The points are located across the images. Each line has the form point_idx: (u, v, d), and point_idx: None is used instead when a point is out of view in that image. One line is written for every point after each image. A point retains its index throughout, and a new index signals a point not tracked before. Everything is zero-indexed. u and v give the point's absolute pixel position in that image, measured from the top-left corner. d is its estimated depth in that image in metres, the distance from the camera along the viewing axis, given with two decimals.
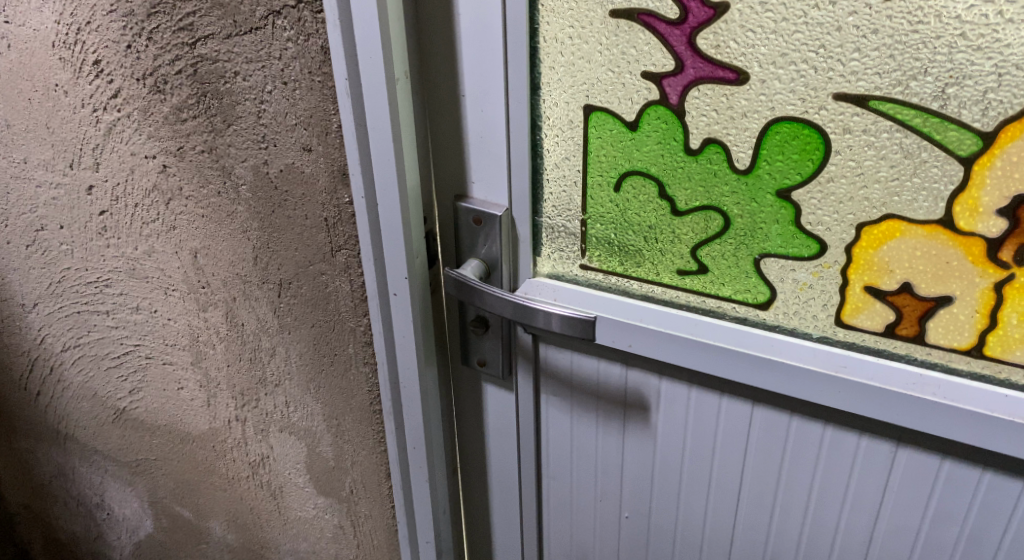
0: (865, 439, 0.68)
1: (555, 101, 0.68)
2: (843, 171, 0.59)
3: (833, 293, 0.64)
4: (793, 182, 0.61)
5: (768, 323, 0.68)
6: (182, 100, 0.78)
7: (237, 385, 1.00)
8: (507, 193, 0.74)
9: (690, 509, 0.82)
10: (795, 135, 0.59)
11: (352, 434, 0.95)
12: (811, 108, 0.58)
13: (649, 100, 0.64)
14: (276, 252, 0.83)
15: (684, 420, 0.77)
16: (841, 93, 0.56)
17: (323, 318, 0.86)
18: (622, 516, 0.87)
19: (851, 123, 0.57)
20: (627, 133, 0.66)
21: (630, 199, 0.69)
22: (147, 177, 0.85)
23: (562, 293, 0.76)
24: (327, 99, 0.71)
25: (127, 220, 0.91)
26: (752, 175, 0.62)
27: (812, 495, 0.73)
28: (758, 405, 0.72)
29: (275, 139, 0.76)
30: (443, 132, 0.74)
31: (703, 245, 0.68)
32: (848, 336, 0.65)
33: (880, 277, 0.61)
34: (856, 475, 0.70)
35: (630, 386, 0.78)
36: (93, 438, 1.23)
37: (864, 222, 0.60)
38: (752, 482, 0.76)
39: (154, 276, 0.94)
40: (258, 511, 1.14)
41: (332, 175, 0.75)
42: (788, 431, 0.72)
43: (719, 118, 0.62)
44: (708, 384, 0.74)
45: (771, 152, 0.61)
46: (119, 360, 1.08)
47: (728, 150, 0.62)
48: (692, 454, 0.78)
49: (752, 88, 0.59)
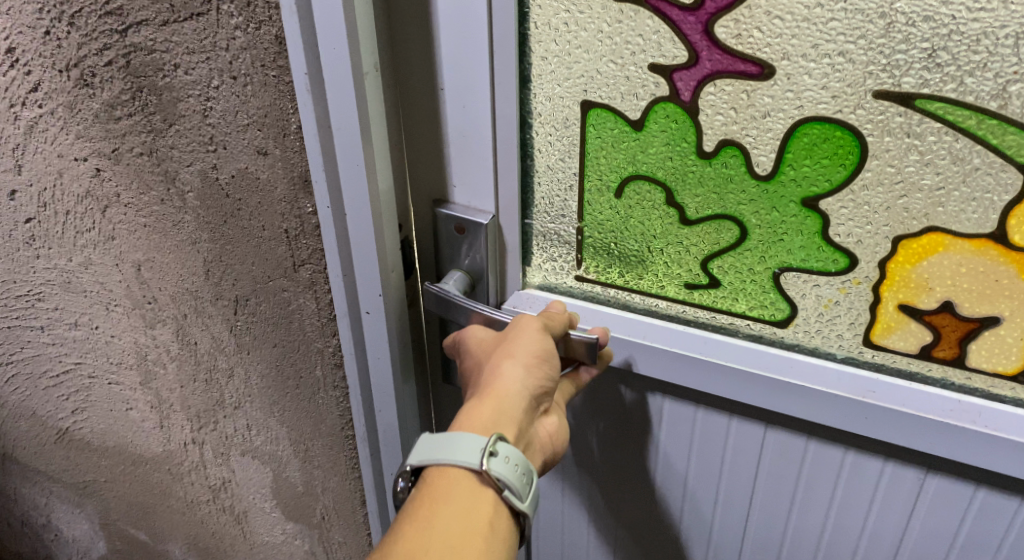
0: (890, 465, 0.62)
1: (548, 95, 0.60)
2: (880, 177, 0.52)
3: (861, 311, 0.57)
4: (820, 190, 0.54)
5: (786, 341, 0.62)
6: (114, 95, 0.67)
7: (192, 407, 0.91)
8: (493, 198, 0.65)
9: (693, 531, 0.76)
10: (826, 137, 0.52)
11: (322, 459, 0.87)
12: (846, 107, 0.51)
13: (656, 96, 0.56)
14: (231, 266, 0.74)
15: (688, 441, 0.70)
16: (882, 91, 0.49)
17: (287, 337, 0.77)
18: (618, 537, 0.81)
19: (892, 125, 0.50)
20: (631, 133, 0.58)
21: (633, 206, 0.62)
22: (79, 182, 0.75)
23: None
24: (285, 96, 0.62)
25: (57, 229, 0.80)
26: (774, 181, 0.55)
27: (828, 520, 0.67)
28: (772, 427, 0.65)
29: (224, 140, 0.66)
30: (418, 132, 0.65)
31: (715, 257, 0.61)
32: (877, 358, 0.59)
33: (917, 295, 0.55)
34: (878, 503, 0.64)
35: (628, 405, 0.71)
36: (35, 458, 1.12)
37: (902, 235, 0.53)
38: (761, 508, 0.70)
39: (92, 290, 0.84)
40: (221, 535, 1.06)
41: (292, 182, 0.66)
42: (804, 455, 0.65)
43: (738, 117, 0.54)
44: (717, 404, 0.66)
45: (797, 157, 0.54)
46: (59, 379, 0.98)
47: (748, 153, 0.55)
48: (696, 476, 0.72)
49: (777, 84, 0.52)
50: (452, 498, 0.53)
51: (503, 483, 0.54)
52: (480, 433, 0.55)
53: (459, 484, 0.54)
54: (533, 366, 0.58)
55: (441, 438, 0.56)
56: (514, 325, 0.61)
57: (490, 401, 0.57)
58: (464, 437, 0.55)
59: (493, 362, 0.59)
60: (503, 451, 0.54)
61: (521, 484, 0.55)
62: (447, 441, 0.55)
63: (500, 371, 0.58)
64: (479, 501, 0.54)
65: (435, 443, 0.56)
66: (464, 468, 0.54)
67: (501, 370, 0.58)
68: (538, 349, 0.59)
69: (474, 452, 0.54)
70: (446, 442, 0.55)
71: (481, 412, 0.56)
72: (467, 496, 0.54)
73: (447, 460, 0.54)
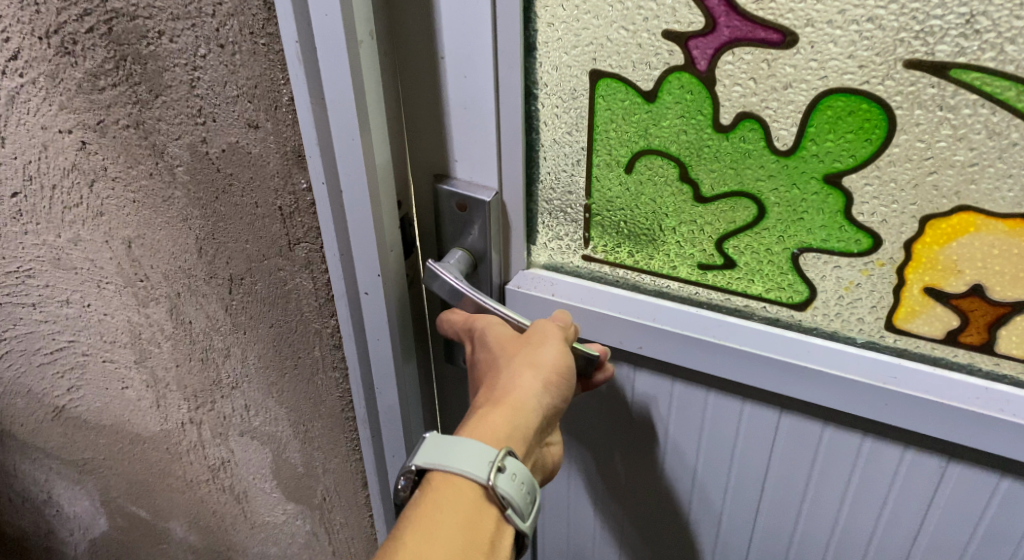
0: (910, 452, 0.59)
1: (555, 64, 0.56)
2: (908, 153, 0.49)
3: (884, 294, 0.55)
4: (844, 166, 0.51)
5: (803, 324, 0.59)
6: (97, 64, 0.64)
7: (188, 387, 0.89)
8: (497, 174, 0.62)
9: (702, 516, 0.73)
10: (851, 110, 0.49)
11: (322, 440, 0.85)
12: (874, 77, 0.47)
13: (670, 66, 0.52)
14: (224, 244, 0.71)
15: (698, 427, 0.68)
16: (914, 60, 0.46)
17: (284, 318, 0.74)
18: (625, 521, 0.79)
19: (924, 96, 0.47)
20: (643, 105, 0.55)
21: (645, 182, 0.59)
22: (64, 155, 0.71)
23: (560, 287, 0.65)
24: (275, 66, 0.58)
25: (44, 204, 0.77)
26: (794, 157, 0.52)
27: (843, 507, 0.65)
28: (786, 411, 0.63)
29: (212, 112, 0.62)
30: (416, 104, 0.62)
31: (730, 236, 0.58)
32: (900, 342, 0.56)
33: (945, 278, 0.52)
34: (896, 490, 0.62)
35: (638, 388, 0.68)
36: (33, 435, 1.11)
37: (930, 215, 0.50)
38: (772, 494, 0.68)
39: (83, 267, 0.81)
40: (221, 514, 1.05)
41: (285, 157, 0.63)
42: (819, 441, 0.63)
43: (756, 89, 0.51)
44: (729, 388, 0.64)
45: (820, 131, 0.50)
46: (53, 356, 0.95)
47: (767, 127, 0.52)
48: (706, 461, 0.69)
49: (800, 53, 0.48)
50: (456, 508, 0.52)
51: (507, 500, 0.53)
52: (492, 445, 0.54)
53: (464, 495, 0.53)
54: (554, 383, 0.56)
55: (450, 444, 0.54)
56: (535, 333, 0.59)
57: (504, 412, 0.55)
58: (475, 447, 0.53)
59: (512, 367, 0.57)
60: (511, 466, 0.53)
61: (524, 503, 0.54)
62: (453, 448, 0.54)
63: (518, 381, 0.56)
64: (483, 514, 0.52)
65: (441, 448, 0.54)
66: (469, 479, 0.53)
67: (521, 381, 0.56)
68: (561, 366, 0.57)
69: (482, 464, 0.53)
70: (455, 450, 0.54)
71: (495, 425, 0.54)
72: (471, 508, 0.52)
73: (453, 469, 0.53)
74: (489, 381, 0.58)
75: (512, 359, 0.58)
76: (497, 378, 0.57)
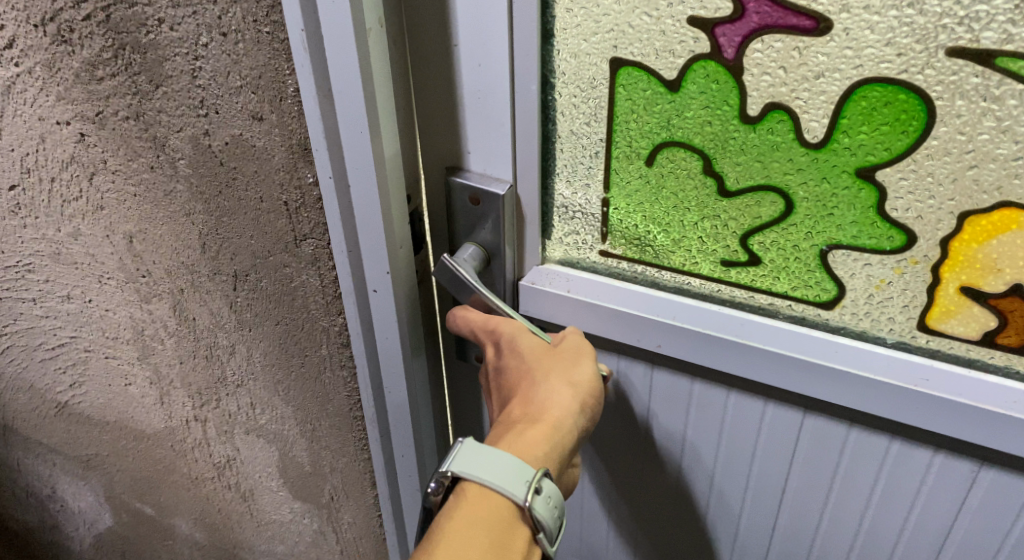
0: (940, 455, 0.57)
1: (573, 52, 0.54)
2: (948, 146, 0.46)
3: (917, 293, 0.52)
4: (878, 159, 0.48)
5: (831, 324, 0.57)
6: (95, 53, 0.61)
7: (193, 384, 0.87)
8: (512, 166, 0.59)
9: (721, 519, 0.71)
10: (888, 100, 0.46)
11: (330, 440, 0.83)
12: (913, 66, 0.45)
13: (695, 54, 0.50)
14: (228, 240, 0.69)
15: (718, 428, 0.66)
16: (958, 47, 0.43)
17: (290, 315, 0.72)
18: (640, 522, 0.77)
19: (967, 86, 0.44)
20: (666, 95, 0.52)
21: (666, 175, 0.56)
22: (63, 148, 0.69)
23: (576, 283, 0.63)
24: (280, 56, 0.56)
25: (43, 197, 0.75)
26: (825, 150, 0.49)
27: (868, 512, 0.63)
28: (810, 412, 0.60)
29: (215, 104, 0.60)
30: (426, 95, 0.59)
31: (755, 232, 0.55)
32: (933, 343, 0.54)
33: (983, 277, 0.50)
34: (924, 495, 0.60)
35: (655, 389, 0.66)
36: (36, 430, 1.09)
37: (969, 211, 0.48)
38: (794, 497, 0.66)
39: (84, 261, 0.79)
40: (227, 512, 1.03)
41: (291, 151, 0.60)
42: (844, 444, 0.61)
43: (786, 78, 0.48)
44: (752, 388, 0.61)
45: (854, 122, 0.48)
46: (55, 352, 0.93)
47: (797, 119, 0.49)
48: (726, 463, 0.67)
49: (834, 40, 0.46)
50: (491, 527, 0.51)
51: (540, 523, 0.52)
52: (531, 462, 0.54)
53: (500, 513, 0.52)
54: (588, 404, 0.58)
55: (489, 458, 0.53)
56: (570, 351, 0.60)
57: (544, 429, 0.56)
58: (515, 464, 0.53)
59: (548, 383, 0.58)
60: (546, 487, 0.53)
61: (553, 526, 0.54)
62: (491, 461, 0.53)
63: (556, 398, 0.57)
64: (515, 534, 0.52)
65: (480, 460, 0.53)
66: (504, 497, 0.52)
67: (560, 399, 0.57)
68: (596, 386, 0.58)
69: (521, 483, 0.52)
70: (495, 465, 0.53)
71: (535, 442, 0.55)
72: (505, 526, 0.52)
73: (490, 484, 0.52)
74: (521, 396, 0.58)
75: (547, 374, 0.58)
76: (532, 393, 0.58)
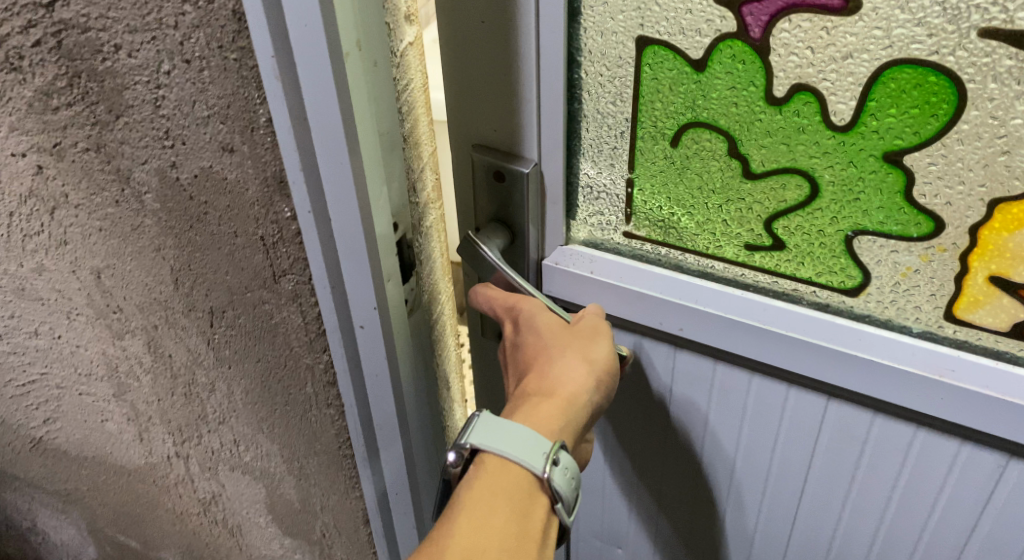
0: (967, 447, 0.53)
1: (600, 29, 0.51)
2: (979, 130, 0.43)
3: (944, 282, 0.49)
4: (906, 144, 0.45)
5: (855, 312, 0.54)
6: (47, 81, 0.56)
7: (172, 421, 0.82)
8: (536, 147, 0.56)
9: (740, 507, 0.68)
10: (918, 82, 0.43)
11: (319, 477, 0.79)
12: (945, 47, 0.42)
13: (722, 33, 0.47)
14: (201, 275, 0.65)
15: (739, 411, 0.62)
16: (990, 29, 0.40)
17: (271, 353, 0.69)
18: (660, 509, 0.74)
19: (1000, 69, 0.41)
20: (691, 74, 0.49)
21: (690, 157, 0.53)
22: (20, 180, 0.64)
23: (600, 266, 0.59)
24: (249, 84, 0.52)
25: (4, 232, 0.70)
26: (851, 133, 0.47)
27: (890, 504, 0.59)
28: (834, 398, 0.56)
29: (180, 134, 0.56)
30: (448, 75, 0.56)
31: (779, 216, 0.52)
32: (959, 333, 0.51)
33: (1013, 266, 0.47)
34: (949, 489, 0.55)
35: (677, 371, 0.63)
36: (11, 466, 1.04)
37: (1000, 197, 0.45)
38: (816, 485, 0.62)
39: (51, 297, 0.74)
40: (215, 546, 0.99)
41: (265, 184, 0.57)
42: (868, 433, 0.57)
43: (813, 59, 0.45)
44: (773, 371, 0.57)
45: (881, 105, 0.45)
46: (26, 389, 0.88)
47: (823, 101, 0.46)
48: (747, 450, 0.64)
49: (862, 20, 0.43)
50: (508, 499, 0.49)
51: (558, 494, 0.51)
52: (546, 435, 0.51)
53: (517, 485, 0.50)
54: (604, 380, 0.55)
55: (507, 430, 0.51)
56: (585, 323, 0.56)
57: (559, 404, 0.53)
58: (530, 436, 0.51)
59: (564, 356, 0.54)
60: (564, 459, 0.51)
61: (571, 497, 0.52)
62: (510, 433, 0.51)
63: (572, 372, 0.54)
64: (533, 504, 0.50)
65: (498, 431, 0.51)
66: (522, 468, 0.50)
67: (575, 373, 0.54)
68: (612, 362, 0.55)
69: (538, 454, 0.50)
70: (512, 437, 0.51)
71: (550, 417, 0.52)
72: (523, 497, 0.50)
73: (509, 455, 0.50)
74: (535, 370, 0.55)
75: (562, 347, 0.55)
76: (545, 366, 0.55)
